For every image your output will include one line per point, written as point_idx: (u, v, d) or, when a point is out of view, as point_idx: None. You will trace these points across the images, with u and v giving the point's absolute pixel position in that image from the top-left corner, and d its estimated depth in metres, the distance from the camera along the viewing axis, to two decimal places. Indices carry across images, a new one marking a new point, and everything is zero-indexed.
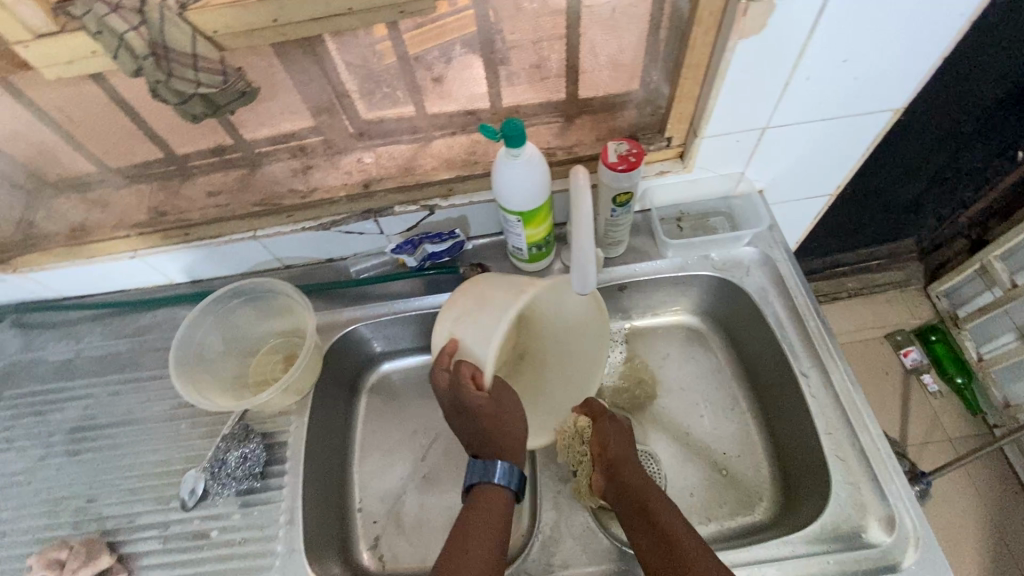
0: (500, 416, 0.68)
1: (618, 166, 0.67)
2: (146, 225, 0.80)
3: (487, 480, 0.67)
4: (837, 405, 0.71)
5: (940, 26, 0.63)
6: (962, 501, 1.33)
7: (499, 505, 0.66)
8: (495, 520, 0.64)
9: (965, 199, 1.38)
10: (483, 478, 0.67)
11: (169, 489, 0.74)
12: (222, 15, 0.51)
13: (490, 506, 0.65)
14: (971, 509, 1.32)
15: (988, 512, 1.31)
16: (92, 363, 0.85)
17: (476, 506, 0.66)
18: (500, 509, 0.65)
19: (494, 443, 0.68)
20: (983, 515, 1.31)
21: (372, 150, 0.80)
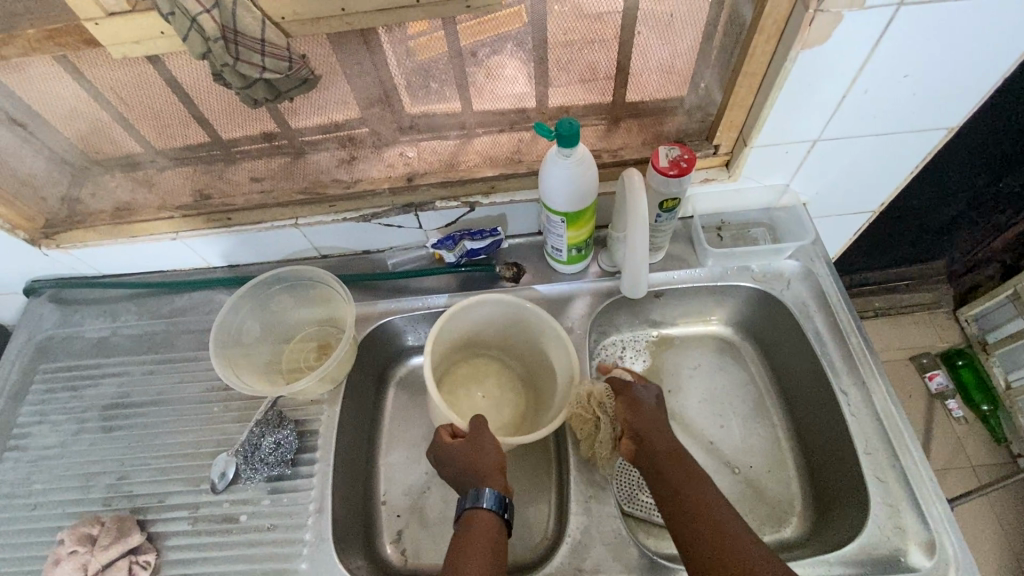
0: (474, 449, 0.68)
1: (670, 171, 0.66)
2: (190, 208, 0.81)
3: (477, 506, 0.63)
4: (878, 424, 0.70)
5: (1007, 46, 0.62)
6: (984, 530, 1.31)
7: (490, 530, 0.62)
8: (483, 545, 0.60)
9: (1001, 222, 1.36)
10: (474, 503, 0.64)
11: (200, 470, 0.75)
12: (292, 1, 0.51)
13: (482, 531, 0.61)
14: (993, 539, 1.30)
15: (1011, 542, 1.29)
16: (127, 341, 0.86)
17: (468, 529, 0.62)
18: (490, 534, 0.61)
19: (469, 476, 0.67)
20: (1006, 546, 1.29)
21: (416, 143, 0.79)
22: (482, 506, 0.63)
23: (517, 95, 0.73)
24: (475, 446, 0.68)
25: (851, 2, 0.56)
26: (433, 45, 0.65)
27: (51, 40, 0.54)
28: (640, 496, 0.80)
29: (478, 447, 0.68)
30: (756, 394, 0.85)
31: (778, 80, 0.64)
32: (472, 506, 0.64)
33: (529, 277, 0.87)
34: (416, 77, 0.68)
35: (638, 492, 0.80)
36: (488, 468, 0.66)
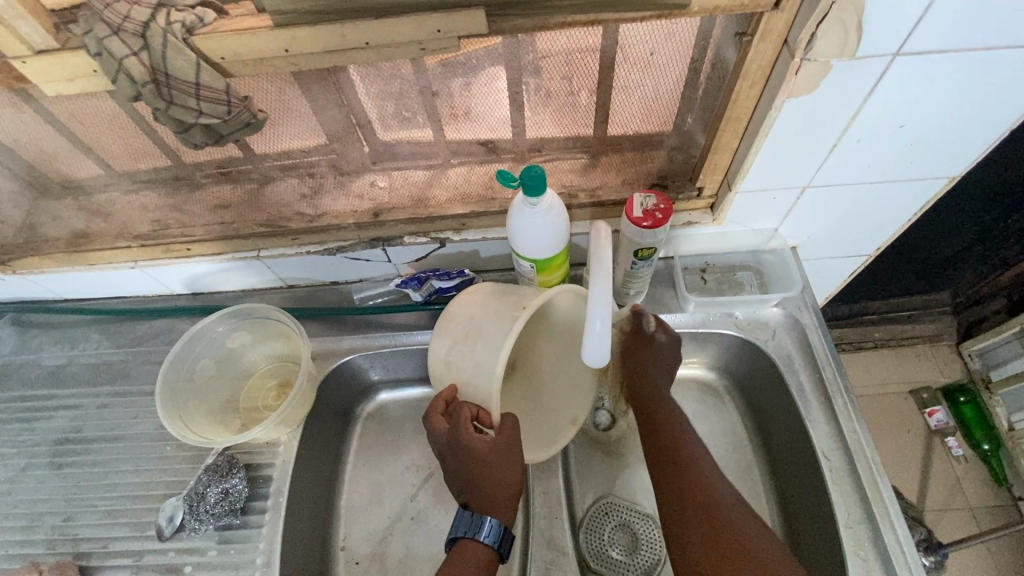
0: (493, 459, 0.64)
1: (643, 222, 0.64)
2: (149, 237, 0.78)
3: (472, 536, 0.63)
4: (860, 495, 0.66)
5: (1013, 98, 0.57)
6: None
7: (476, 560, 0.62)
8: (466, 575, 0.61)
9: (1009, 257, 1.30)
10: (469, 533, 0.64)
11: (147, 515, 0.71)
12: (230, 42, 0.47)
13: (469, 557, 0.62)
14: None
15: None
16: (84, 371, 0.83)
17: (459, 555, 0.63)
18: (479, 567, 0.62)
19: (478, 490, 0.64)
20: None
21: (386, 173, 0.74)
22: (478, 538, 0.63)
23: (489, 131, 0.69)
24: (501, 456, 0.64)
25: (841, 52, 0.51)
26: (394, 81, 0.60)
27: None
28: (610, 553, 0.76)
29: (502, 461, 0.64)
30: (738, 449, 0.80)
31: (763, 127, 0.60)
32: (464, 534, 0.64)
33: None
34: (378, 113, 0.64)
35: (607, 549, 0.76)
36: (497, 487, 0.64)
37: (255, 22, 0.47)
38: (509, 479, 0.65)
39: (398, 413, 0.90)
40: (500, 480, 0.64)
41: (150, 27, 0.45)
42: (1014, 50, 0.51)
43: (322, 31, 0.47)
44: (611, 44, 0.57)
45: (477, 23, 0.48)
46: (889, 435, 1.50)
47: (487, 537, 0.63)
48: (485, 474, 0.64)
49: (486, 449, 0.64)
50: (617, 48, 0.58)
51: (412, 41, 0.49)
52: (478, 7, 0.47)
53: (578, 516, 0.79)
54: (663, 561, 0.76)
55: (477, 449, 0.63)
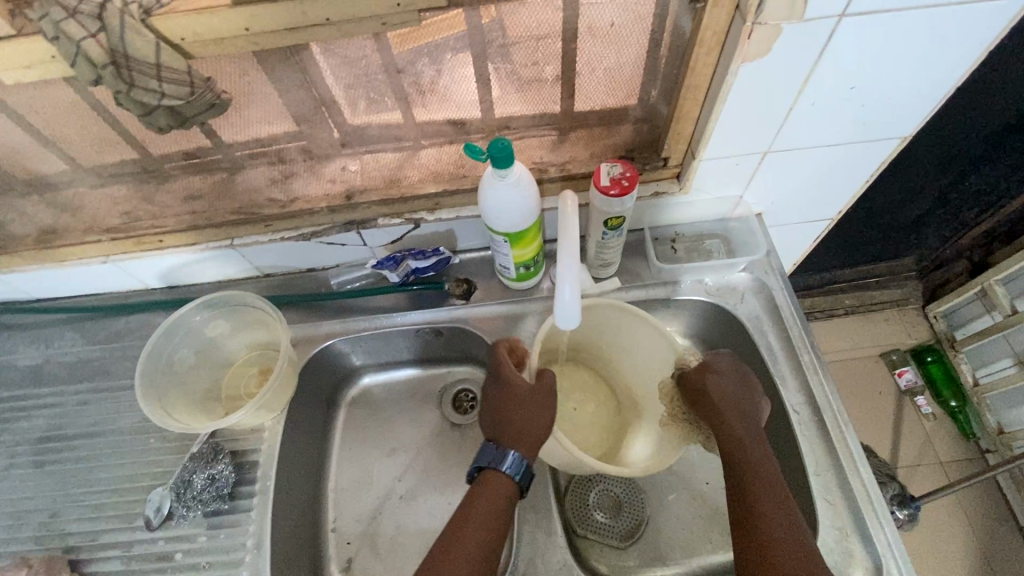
0: (523, 398, 0.67)
1: (610, 191, 0.65)
2: (119, 230, 0.77)
3: (498, 468, 0.65)
4: (827, 444, 0.69)
5: (956, 56, 0.60)
6: (952, 527, 1.32)
7: (498, 489, 0.64)
8: (484, 504, 0.62)
9: (967, 220, 1.36)
10: (494, 462, 0.65)
11: (134, 507, 0.72)
12: (189, 21, 0.48)
13: (492, 485, 0.64)
14: (959, 535, 1.31)
15: (976, 538, 1.30)
16: (60, 370, 0.82)
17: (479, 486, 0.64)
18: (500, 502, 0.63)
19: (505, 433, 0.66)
20: (972, 542, 1.30)
21: (359, 158, 0.75)
22: (502, 468, 0.64)
23: (456, 110, 0.70)
24: (533, 402, 0.67)
25: (790, 15, 0.53)
26: (359, 61, 0.60)
27: None
28: (594, 516, 0.79)
29: (532, 408, 0.66)
30: None
31: (721, 92, 0.62)
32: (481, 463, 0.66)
33: (480, 292, 0.84)
34: (344, 93, 0.64)
35: (592, 512, 0.79)
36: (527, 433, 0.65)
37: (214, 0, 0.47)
38: (541, 421, 0.66)
39: (383, 396, 0.91)
40: (529, 425, 0.66)
41: (107, 10, 0.45)
42: (954, 8, 0.54)
43: (282, 7, 0.48)
44: (571, 16, 0.59)
45: None
46: (863, 398, 1.55)
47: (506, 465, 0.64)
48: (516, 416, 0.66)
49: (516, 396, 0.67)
50: (577, 20, 0.59)
51: (373, 16, 0.50)
52: None
53: (562, 485, 0.82)
54: (644, 523, 0.78)
55: (517, 391, 0.67)
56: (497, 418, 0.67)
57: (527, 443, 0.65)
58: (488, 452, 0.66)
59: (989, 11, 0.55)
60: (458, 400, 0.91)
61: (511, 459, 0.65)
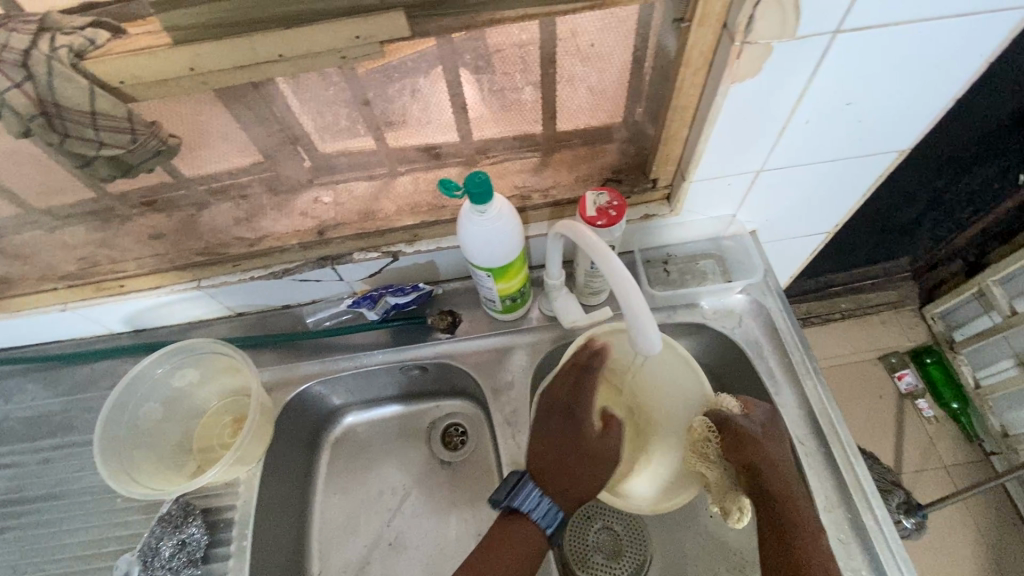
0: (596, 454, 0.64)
1: (597, 221, 0.61)
2: (78, 276, 0.72)
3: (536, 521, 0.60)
4: (837, 478, 0.65)
5: (957, 68, 0.57)
6: (959, 533, 1.30)
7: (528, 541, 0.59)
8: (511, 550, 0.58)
9: (962, 220, 1.34)
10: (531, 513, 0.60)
11: (102, 574, 0.67)
12: (127, 64, 0.43)
13: (525, 537, 0.59)
14: (967, 542, 1.28)
15: (983, 544, 1.28)
16: (21, 425, 0.77)
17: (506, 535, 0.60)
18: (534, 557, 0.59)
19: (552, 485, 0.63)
20: (980, 549, 1.28)
21: (331, 188, 0.71)
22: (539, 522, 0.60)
23: (431, 138, 0.66)
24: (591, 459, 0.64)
25: (780, 33, 0.50)
26: (323, 95, 0.56)
27: None
28: (593, 557, 0.75)
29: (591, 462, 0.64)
30: None
31: (709, 114, 0.58)
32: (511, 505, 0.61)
33: (465, 325, 0.80)
34: (309, 127, 0.60)
35: (591, 554, 0.75)
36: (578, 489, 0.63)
37: (154, 40, 0.43)
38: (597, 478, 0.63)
39: (368, 435, 0.87)
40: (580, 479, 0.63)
41: (32, 55, 0.41)
42: (953, 20, 0.51)
43: (230, 45, 0.43)
44: (549, 39, 0.55)
45: (399, 27, 0.45)
46: (863, 403, 1.53)
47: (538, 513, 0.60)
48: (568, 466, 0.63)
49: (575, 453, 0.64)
50: (555, 43, 0.55)
51: (330, 50, 0.46)
52: (398, 9, 0.44)
53: None
54: (648, 561, 0.74)
55: (584, 441, 0.65)
56: (556, 464, 0.64)
57: (577, 501, 0.63)
58: (528, 499, 0.61)
59: (990, 22, 0.51)
60: (447, 435, 0.87)
61: (550, 513, 0.61)
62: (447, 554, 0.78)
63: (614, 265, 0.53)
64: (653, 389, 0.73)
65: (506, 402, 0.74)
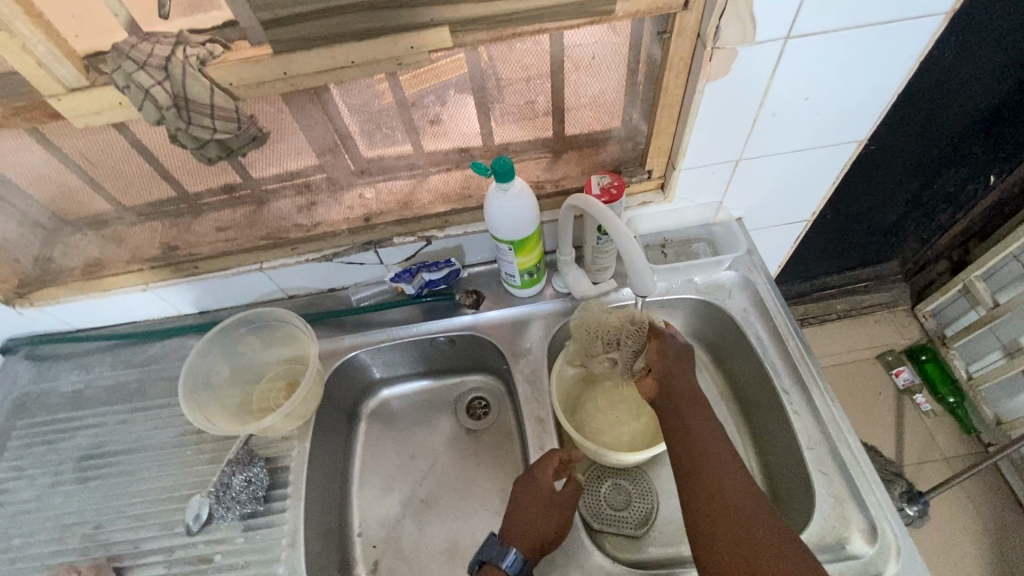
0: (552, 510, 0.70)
1: (601, 198, 0.73)
2: (159, 259, 0.84)
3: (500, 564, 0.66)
4: (819, 421, 0.74)
5: (893, 67, 0.69)
6: (962, 518, 1.34)
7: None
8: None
9: (942, 221, 1.44)
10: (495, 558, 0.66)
11: (174, 514, 0.76)
12: (240, 68, 0.57)
13: None
14: (969, 528, 1.33)
15: (985, 530, 1.32)
16: (101, 393, 0.88)
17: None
18: None
19: (509, 530, 0.69)
20: (984, 532, 1.32)
21: (373, 185, 0.84)
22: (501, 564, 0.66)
23: (462, 137, 0.79)
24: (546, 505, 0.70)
25: (742, 39, 0.62)
26: (377, 98, 0.70)
27: (18, 116, 0.60)
28: (607, 511, 0.83)
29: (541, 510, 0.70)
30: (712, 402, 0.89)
31: (691, 108, 0.71)
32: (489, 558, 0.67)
33: (488, 302, 0.91)
34: (363, 127, 0.73)
35: (604, 507, 0.83)
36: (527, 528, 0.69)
37: (259, 51, 0.57)
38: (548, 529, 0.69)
39: (400, 408, 0.97)
40: (535, 525, 0.69)
41: (171, 60, 0.54)
42: (882, 27, 0.63)
43: (315, 54, 0.57)
44: (559, 50, 0.68)
45: (444, 38, 0.58)
46: (863, 399, 1.60)
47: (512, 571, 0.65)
48: (520, 512, 0.70)
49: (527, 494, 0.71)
50: (565, 54, 0.69)
51: (391, 57, 0.59)
52: (444, 25, 0.57)
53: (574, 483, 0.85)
54: (654, 509, 0.82)
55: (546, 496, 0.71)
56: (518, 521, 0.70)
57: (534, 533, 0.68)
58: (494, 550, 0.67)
59: (913, 28, 0.64)
60: (472, 407, 0.97)
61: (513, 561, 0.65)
62: (473, 509, 0.87)
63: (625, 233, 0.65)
64: None
65: (525, 365, 0.84)
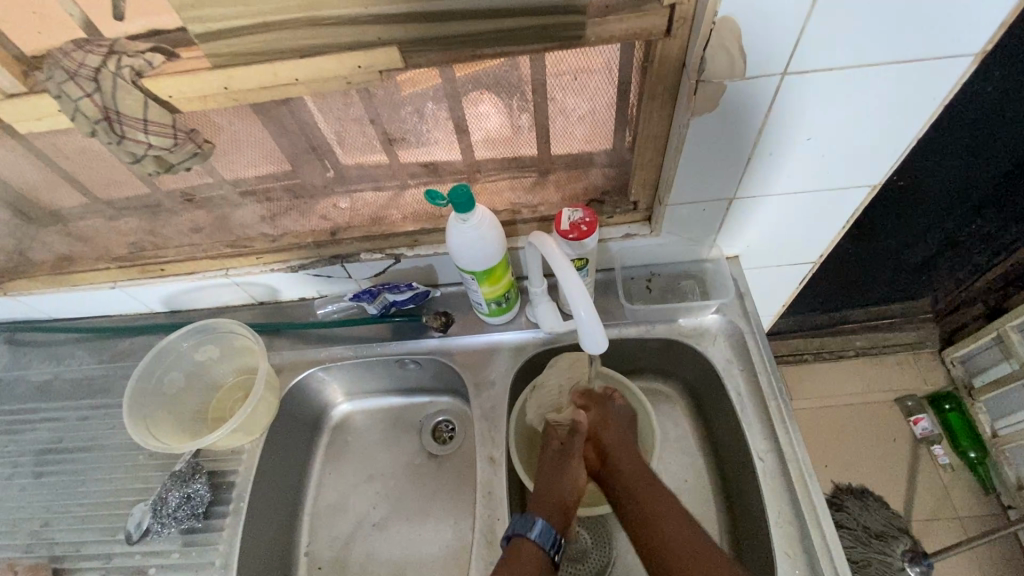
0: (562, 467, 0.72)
1: (569, 234, 0.68)
2: (127, 258, 0.84)
3: (526, 535, 0.64)
4: (791, 494, 0.68)
5: (914, 109, 0.61)
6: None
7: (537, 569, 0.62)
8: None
9: (980, 263, 1.32)
10: (521, 531, 0.65)
11: (119, 520, 0.76)
12: (176, 82, 0.54)
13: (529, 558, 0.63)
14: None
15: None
16: (68, 386, 0.89)
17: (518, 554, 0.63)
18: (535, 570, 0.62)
19: (533, 507, 0.69)
20: None
21: (349, 195, 0.78)
22: (528, 535, 0.64)
23: (432, 155, 0.73)
24: (562, 471, 0.71)
25: (732, 72, 0.55)
26: (336, 112, 0.65)
27: None
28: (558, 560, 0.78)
29: (555, 472, 0.71)
30: (686, 454, 0.83)
31: (676, 142, 0.64)
32: (520, 533, 0.65)
33: (457, 326, 0.87)
34: (326, 141, 0.70)
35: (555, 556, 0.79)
36: (550, 501, 0.69)
37: (197, 64, 0.53)
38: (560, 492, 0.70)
39: (364, 424, 0.94)
40: (559, 497, 0.69)
41: (101, 72, 0.51)
42: (900, 65, 0.56)
43: (255, 70, 0.53)
44: (535, 73, 0.62)
45: (393, 58, 0.53)
46: (873, 444, 1.49)
47: (546, 544, 0.64)
48: (543, 485, 0.70)
49: (545, 461, 0.73)
50: (539, 78, 0.63)
51: (338, 76, 0.55)
52: (393, 44, 0.52)
53: None
54: (610, 564, 0.77)
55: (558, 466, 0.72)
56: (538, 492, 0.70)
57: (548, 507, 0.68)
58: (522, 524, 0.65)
59: (937, 70, 0.56)
60: (438, 430, 0.93)
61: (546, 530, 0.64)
62: (425, 539, 0.84)
63: (574, 275, 0.58)
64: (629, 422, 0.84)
65: (486, 400, 0.80)
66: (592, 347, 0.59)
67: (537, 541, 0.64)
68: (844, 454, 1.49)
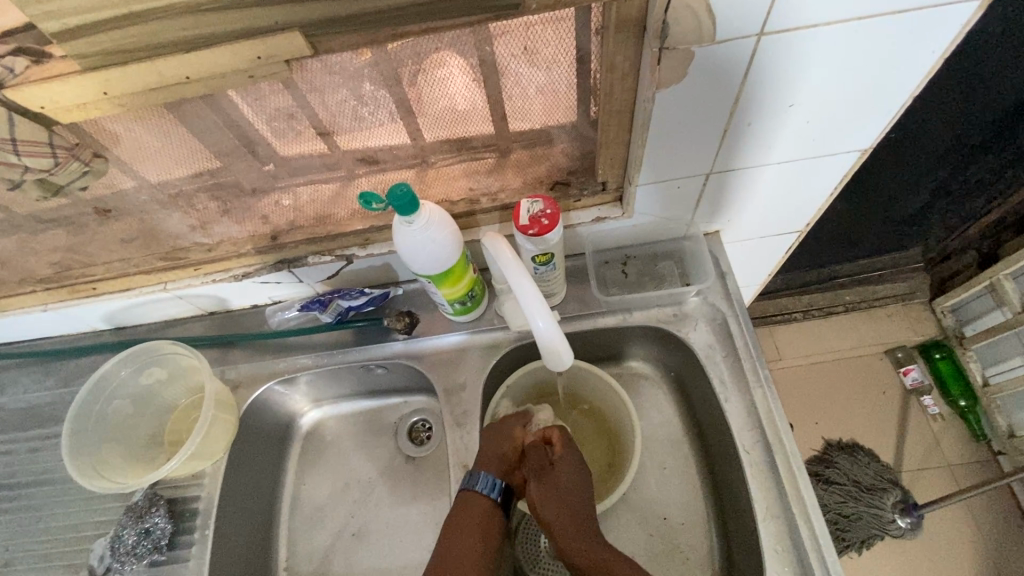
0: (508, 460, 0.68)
1: (529, 230, 0.62)
2: (53, 279, 0.76)
3: (470, 488, 0.66)
4: (779, 485, 0.65)
5: (910, 65, 0.54)
6: (945, 531, 1.29)
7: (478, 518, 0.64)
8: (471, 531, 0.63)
9: (975, 209, 1.27)
10: (467, 485, 0.66)
11: (79, 556, 0.73)
12: (44, 90, 0.46)
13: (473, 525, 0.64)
14: (949, 542, 1.28)
15: (967, 545, 1.28)
16: (14, 416, 0.83)
17: (464, 506, 0.65)
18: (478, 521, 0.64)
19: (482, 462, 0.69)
20: (970, 548, 1.27)
21: (291, 191, 0.68)
22: (475, 489, 0.65)
23: (373, 145, 0.63)
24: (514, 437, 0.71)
25: (700, 37, 0.48)
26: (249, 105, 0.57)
27: None
28: (544, 561, 0.76)
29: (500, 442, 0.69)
30: (671, 441, 0.80)
31: (641, 118, 0.57)
32: (466, 487, 0.66)
33: (423, 326, 0.81)
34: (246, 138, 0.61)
35: (542, 556, 0.76)
36: (492, 458, 0.68)
37: (67, 66, 0.45)
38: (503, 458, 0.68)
39: (335, 431, 0.89)
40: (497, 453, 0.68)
41: None
42: (896, 17, 0.48)
43: (136, 69, 0.45)
44: (484, 47, 0.51)
45: (297, 45, 0.46)
46: (865, 396, 1.47)
47: (491, 493, 0.65)
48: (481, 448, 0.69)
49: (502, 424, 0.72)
50: (488, 49, 0.52)
51: (238, 70, 0.47)
52: (294, 29, 0.45)
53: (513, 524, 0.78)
54: None
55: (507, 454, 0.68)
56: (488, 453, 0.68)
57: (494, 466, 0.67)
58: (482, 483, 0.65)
59: (936, 20, 0.49)
60: (414, 431, 0.88)
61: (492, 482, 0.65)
62: (406, 544, 0.80)
63: (531, 288, 0.57)
64: (609, 414, 0.80)
65: (457, 404, 0.76)
66: (560, 358, 0.60)
67: (483, 492, 0.65)
68: (834, 409, 1.46)
